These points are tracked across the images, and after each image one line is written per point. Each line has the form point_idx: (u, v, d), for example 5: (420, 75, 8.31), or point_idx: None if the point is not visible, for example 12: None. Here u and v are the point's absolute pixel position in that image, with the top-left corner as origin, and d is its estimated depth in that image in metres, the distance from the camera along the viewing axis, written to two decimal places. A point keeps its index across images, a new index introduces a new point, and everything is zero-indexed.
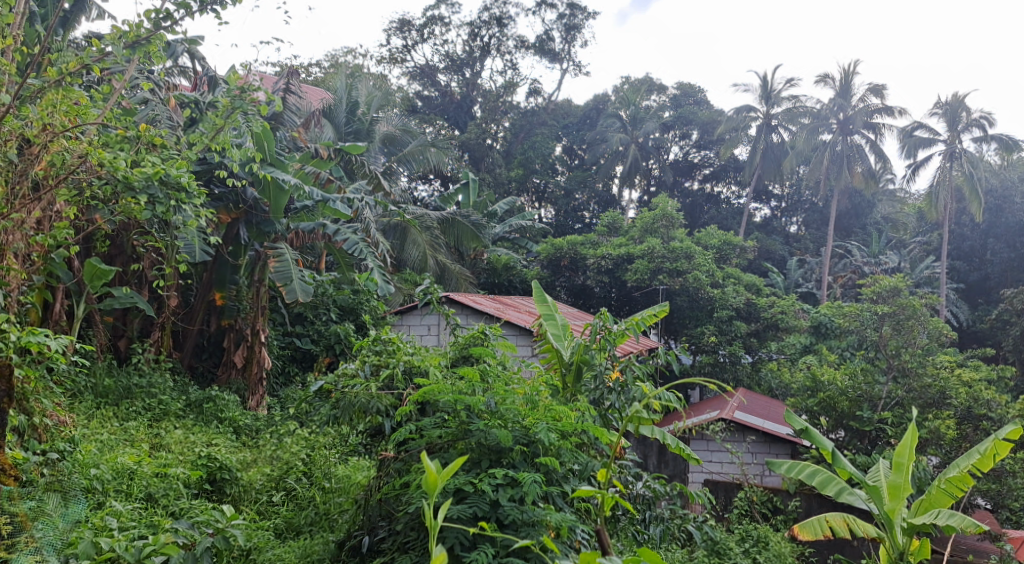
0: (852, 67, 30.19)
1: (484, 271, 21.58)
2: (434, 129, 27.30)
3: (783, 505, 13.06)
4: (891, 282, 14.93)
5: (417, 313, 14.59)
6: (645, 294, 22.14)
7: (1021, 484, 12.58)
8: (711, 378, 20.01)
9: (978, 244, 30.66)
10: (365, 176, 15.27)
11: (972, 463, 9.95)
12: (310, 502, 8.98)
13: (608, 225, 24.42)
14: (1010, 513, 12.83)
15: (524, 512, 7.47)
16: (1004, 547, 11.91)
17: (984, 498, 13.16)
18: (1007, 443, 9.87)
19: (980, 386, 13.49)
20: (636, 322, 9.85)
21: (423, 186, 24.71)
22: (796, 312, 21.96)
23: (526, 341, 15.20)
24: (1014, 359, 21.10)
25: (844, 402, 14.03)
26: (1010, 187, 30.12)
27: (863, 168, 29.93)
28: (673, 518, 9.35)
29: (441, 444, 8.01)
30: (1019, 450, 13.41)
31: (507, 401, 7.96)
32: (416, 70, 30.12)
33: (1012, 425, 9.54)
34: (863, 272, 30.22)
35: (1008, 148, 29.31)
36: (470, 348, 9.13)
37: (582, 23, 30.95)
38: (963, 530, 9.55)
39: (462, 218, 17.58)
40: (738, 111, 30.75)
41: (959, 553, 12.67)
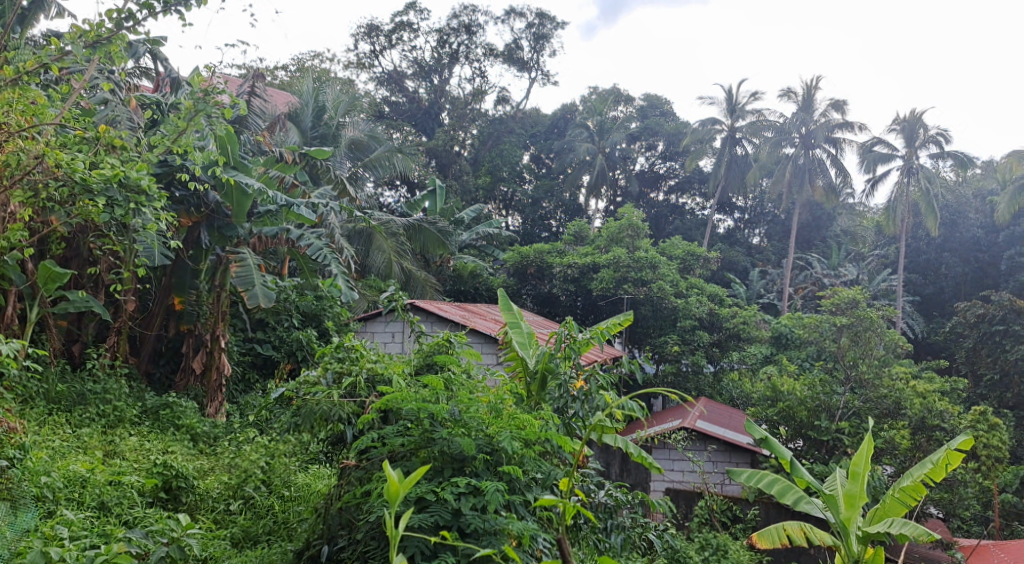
0: (815, 82, 30.49)
1: (450, 278, 21.47)
2: (401, 135, 27.20)
3: (743, 513, 13.14)
4: (849, 294, 15.13)
5: (381, 320, 14.53)
6: (609, 303, 22.21)
7: (971, 493, 12.82)
8: (674, 388, 20.07)
9: (934, 257, 31.20)
10: (330, 181, 15.13)
11: (925, 472, 10.04)
12: (268, 511, 8.88)
13: (574, 234, 24.45)
14: (961, 521, 13.05)
15: (486, 521, 7.45)
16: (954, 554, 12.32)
17: (936, 507, 13.37)
18: (960, 453, 9.88)
19: (934, 397, 13.67)
20: (601, 331, 9.81)
21: (390, 193, 24.59)
22: (758, 322, 22.09)
23: (491, 349, 15.11)
24: (967, 372, 21.50)
25: (803, 412, 14.15)
26: (964, 203, 30.81)
27: (823, 183, 30.37)
28: (634, 526, 9.21)
29: (403, 452, 8.00)
30: (970, 460, 13.65)
31: (470, 409, 7.92)
32: (383, 76, 30.00)
33: (965, 435, 9.61)
34: (823, 284, 30.57)
35: (964, 165, 29.73)
36: (434, 356, 9.05)
37: (551, 33, 31.01)
38: (916, 540, 9.73)
39: (429, 224, 17.45)
40: (703, 124, 30.99)
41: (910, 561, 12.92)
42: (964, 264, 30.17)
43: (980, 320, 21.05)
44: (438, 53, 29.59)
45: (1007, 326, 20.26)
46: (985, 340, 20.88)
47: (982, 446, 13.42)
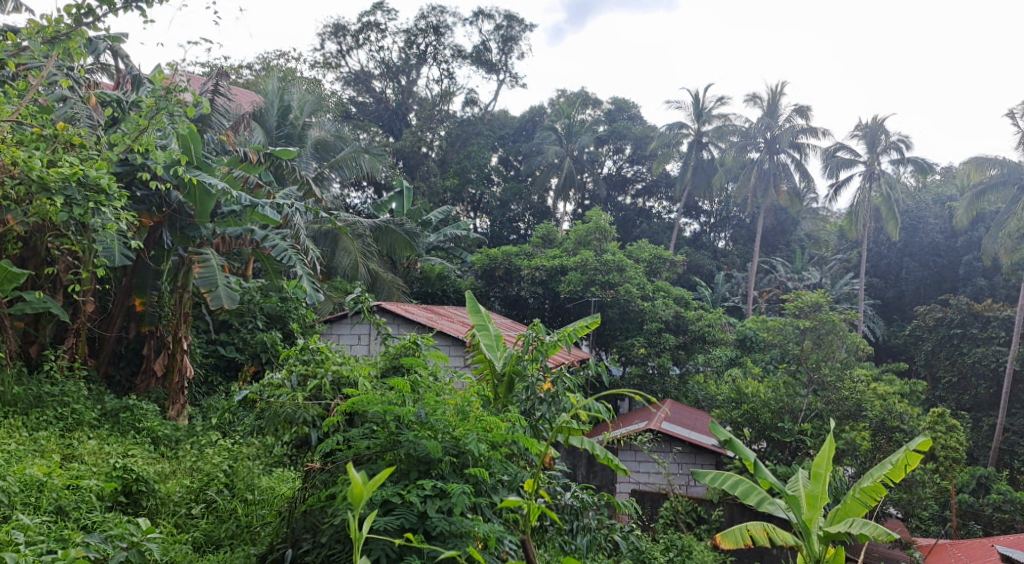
0: (779, 87, 30.72)
1: (417, 280, 21.39)
2: (368, 136, 27.02)
3: (707, 514, 13.20)
4: (812, 297, 15.24)
5: (346, 323, 14.43)
6: (577, 305, 22.29)
7: (929, 493, 13.01)
8: (640, 390, 20.13)
9: (895, 261, 31.67)
10: (296, 182, 15.00)
11: (884, 473, 10.13)
12: (231, 514, 8.75)
13: (542, 236, 24.46)
14: (919, 521, 13.25)
15: (451, 524, 7.42)
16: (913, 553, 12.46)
17: (895, 507, 13.54)
18: (918, 454, 10.04)
19: (893, 399, 14.14)
20: (568, 333, 9.79)
21: (356, 194, 24.48)
22: (724, 325, 22.24)
23: (458, 352, 15.03)
24: None
25: (766, 413, 14.22)
26: (923, 209, 31.34)
27: (788, 187, 30.69)
28: (599, 528, 9.20)
29: (369, 455, 7.92)
30: (928, 461, 13.86)
31: (437, 412, 7.89)
32: (351, 76, 29.85)
33: (923, 436, 9.71)
34: (786, 287, 30.88)
35: (924, 171, 30.09)
36: (400, 358, 8.97)
37: (519, 35, 31.01)
38: (876, 539, 9.94)
39: (396, 226, 17.33)
40: (669, 128, 31.12)
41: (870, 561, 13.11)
42: (923, 269, 30.77)
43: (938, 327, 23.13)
44: (405, 54, 29.47)
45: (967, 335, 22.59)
46: None
47: (940, 447, 13.66)
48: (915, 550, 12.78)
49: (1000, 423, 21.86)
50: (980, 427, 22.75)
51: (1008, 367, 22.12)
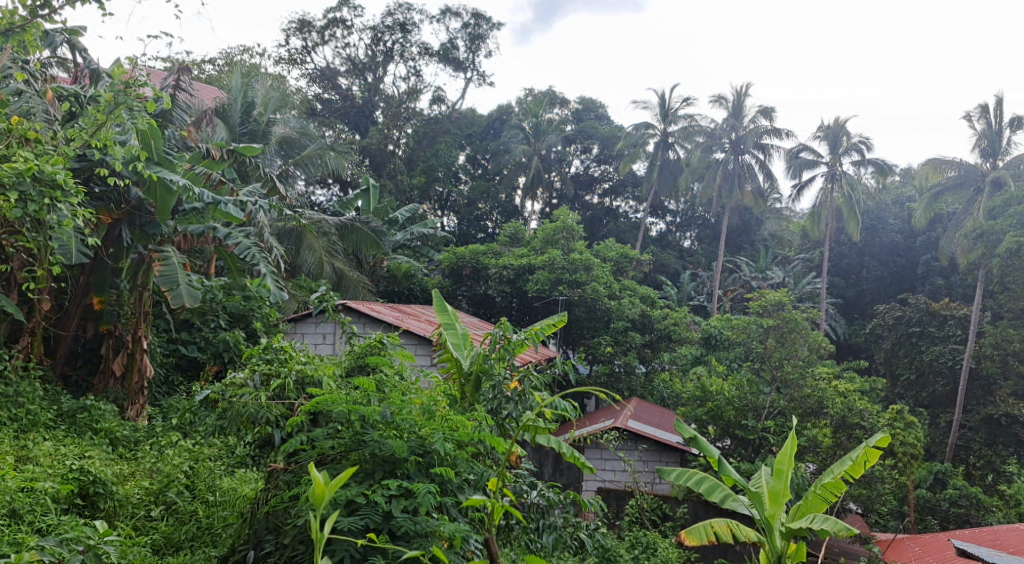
0: (744, 89, 30.91)
1: (384, 278, 21.25)
2: (334, 133, 26.70)
3: (672, 511, 13.25)
4: (775, 296, 15.30)
5: (311, 322, 14.31)
6: (544, 304, 22.31)
7: (888, 489, 13.19)
8: (607, 389, 20.19)
9: (856, 261, 32.08)
10: (260, 179, 14.85)
11: (844, 469, 10.38)
12: (191, 516, 8.61)
13: (510, 235, 24.42)
14: (878, 517, 13.44)
15: (417, 524, 7.37)
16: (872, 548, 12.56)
17: (855, 503, 13.70)
18: (876, 450, 10.34)
19: (854, 396, 14.20)
20: (535, 332, 9.76)
21: (321, 191, 24.29)
22: (689, 324, 22.34)
23: (425, 351, 14.90)
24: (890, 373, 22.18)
25: (730, 411, 14.34)
26: (884, 209, 32.04)
27: (752, 188, 30.89)
28: (565, 526, 9.17)
29: (333, 455, 7.84)
30: (887, 458, 14.07)
31: (403, 411, 7.84)
32: (316, 72, 29.58)
33: (881, 433, 10.04)
34: (750, 286, 31.15)
35: (884, 172, 30.41)
36: (366, 357, 8.87)
37: (486, 33, 30.92)
38: (836, 534, 10.08)
39: (362, 224, 17.20)
40: (636, 128, 31.21)
41: (832, 555, 13.26)
42: (883, 269, 31.27)
43: (897, 322, 24.52)
44: (372, 51, 29.28)
45: (923, 328, 24.12)
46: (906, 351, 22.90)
47: (899, 443, 13.78)
48: (873, 545, 12.95)
49: (957, 420, 22.24)
50: (938, 424, 23.13)
51: (965, 365, 22.53)
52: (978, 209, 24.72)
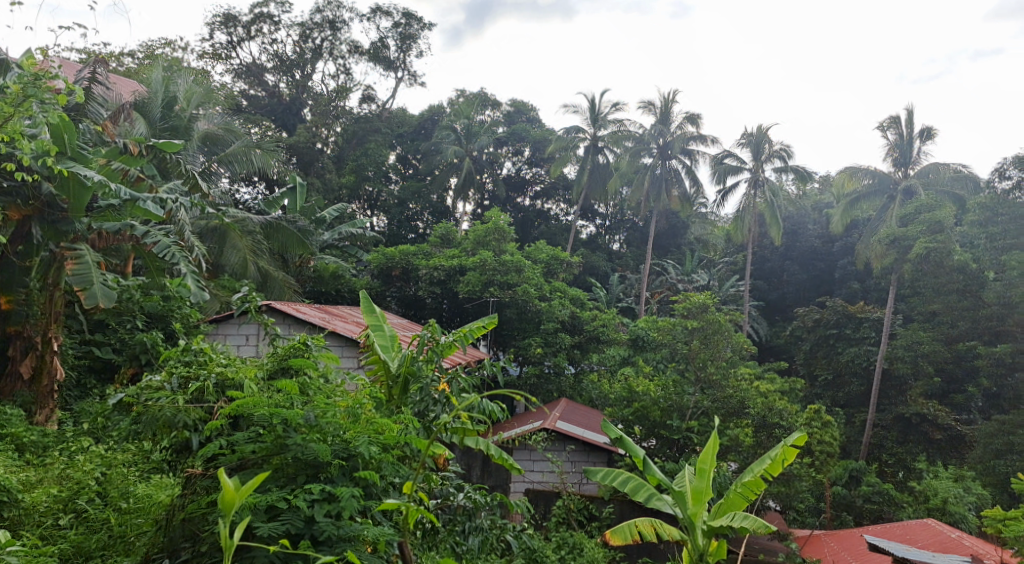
0: (672, 95, 31.22)
1: (310, 279, 20.89)
2: (260, 131, 26.10)
3: (598, 511, 13.30)
4: (700, 298, 15.46)
5: (234, 322, 13.99)
6: (475, 305, 22.26)
7: (806, 487, 13.51)
8: (536, 390, 20.23)
9: (778, 265, 32.83)
10: (180, 176, 14.34)
11: (764, 467, 10.75)
12: (103, 524, 8.30)
13: (441, 236, 24.29)
14: (796, 514, 13.76)
15: (340, 528, 7.36)
16: (790, 545, 12.80)
17: (775, 501, 13.99)
18: (793, 450, 10.80)
19: (773, 397, 14.30)
20: (464, 334, 9.74)
21: (247, 190, 23.89)
22: (617, 326, 22.55)
23: (351, 353, 14.66)
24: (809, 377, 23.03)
25: (656, 411, 14.50)
26: (803, 214, 32.89)
27: (679, 193, 31.22)
28: (492, 528, 9.07)
29: (254, 459, 7.67)
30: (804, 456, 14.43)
31: (327, 415, 7.73)
32: (242, 69, 28.97)
33: (799, 432, 10.51)
34: (677, 289, 31.64)
35: (804, 178, 30.91)
36: (289, 359, 8.58)
37: (417, 33, 30.72)
38: (755, 531, 10.26)
39: (288, 224, 16.90)
40: (567, 131, 31.30)
41: (752, 552, 13.51)
42: (804, 273, 32.07)
43: (816, 324, 25.28)
44: (300, 48, 28.84)
45: (840, 330, 25.03)
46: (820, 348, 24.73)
47: (816, 442, 14.03)
48: (793, 542, 13.19)
49: (871, 420, 22.95)
50: (853, 423, 23.81)
51: (879, 366, 23.36)
52: (890, 217, 25.46)
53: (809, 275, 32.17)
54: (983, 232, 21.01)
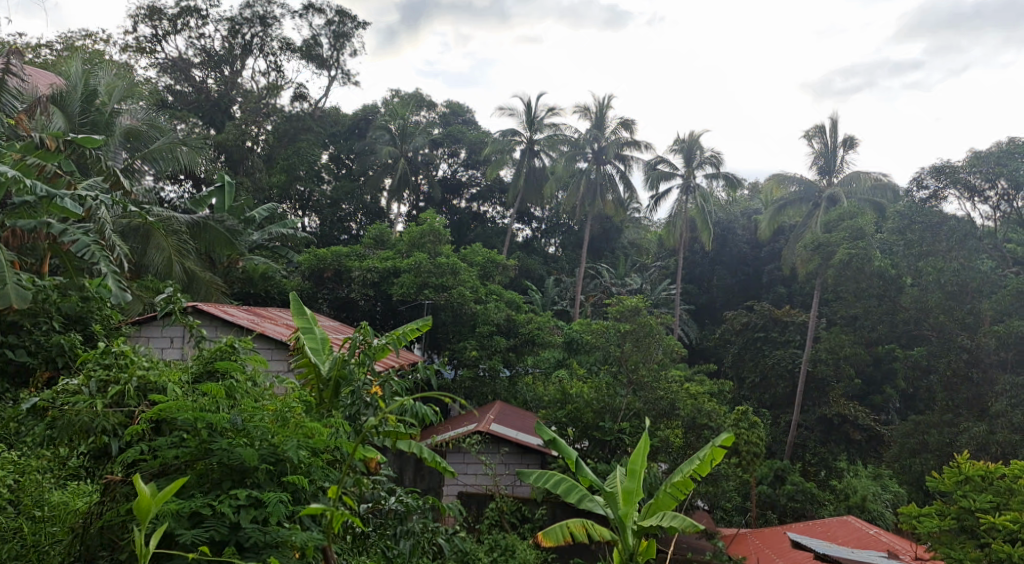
0: (607, 99, 31.33)
1: (239, 280, 20.47)
2: (187, 127, 25.45)
3: (531, 513, 13.25)
4: (633, 301, 15.53)
5: (157, 325, 13.64)
6: (409, 308, 22.10)
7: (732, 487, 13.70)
8: (471, 394, 20.15)
9: (708, 269, 33.31)
10: (101, 172, 14.02)
11: (693, 468, 10.88)
12: (15, 533, 7.94)
13: (375, 237, 24.04)
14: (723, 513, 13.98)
15: (266, 534, 7.23)
16: (717, 545, 12.96)
17: (703, 500, 14.16)
18: (721, 450, 10.94)
19: (703, 399, 14.80)
20: (396, 337, 9.61)
21: (173, 187, 23.33)
22: (551, 328, 22.59)
23: (280, 356, 14.32)
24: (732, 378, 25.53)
25: (589, 413, 14.54)
26: (733, 219, 33.28)
27: (613, 197, 31.38)
28: (424, 532, 8.94)
29: (177, 465, 7.47)
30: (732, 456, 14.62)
31: (254, 419, 7.54)
32: (167, 63, 28.15)
33: (727, 433, 10.64)
34: (610, 292, 31.92)
35: (734, 185, 31.37)
36: (215, 362, 8.38)
37: (350, 32, 30.35)
38: (683, 530, 10.35)
39: (216, 223, 16.51)
40: (503, 134, 31.25)
41: (681, 550, 13.62)
42: (733, 277, 32.62)
43: (744, 327, 25.77)
44: (229, 43, 28.26)
45: (767, 333, 25.57)
46: (748, 347, 25.71)
47: (743, 442, 14.23)
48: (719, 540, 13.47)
49: (796, 420, 23.48)
50: (778, 424, 24.28)
51: (803, 368, 23.89)
52: (815, 223, 25.94)
53: (738, 279, 32.77)
54: (902, 240, 20.83)
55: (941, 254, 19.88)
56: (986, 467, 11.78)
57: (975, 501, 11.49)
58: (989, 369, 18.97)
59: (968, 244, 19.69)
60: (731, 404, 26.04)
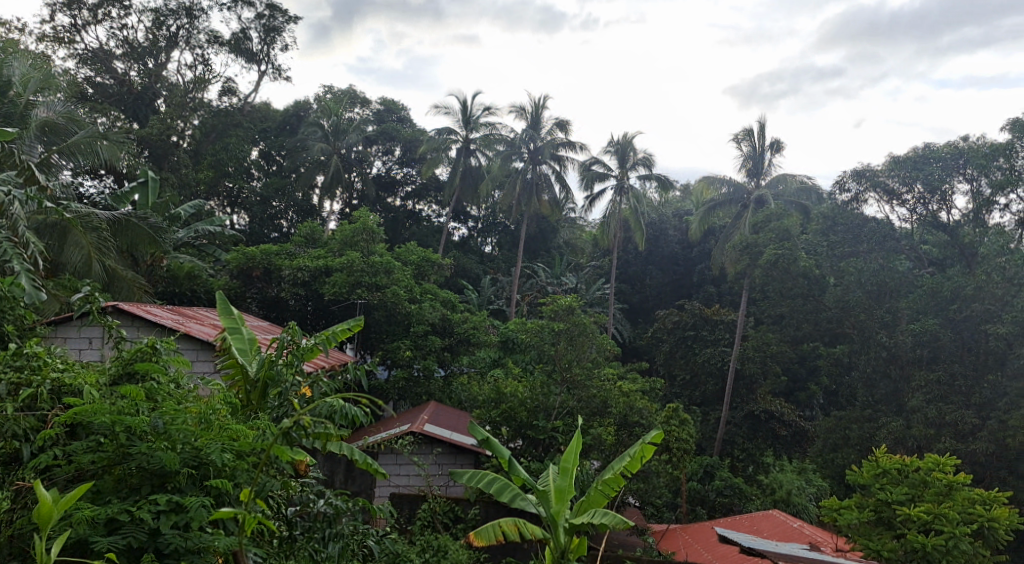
0: (542, 101, 31.33)
1: (163, 279, 19.97)
2: (108, 120, 24.69)
3: (464, 513, 13.14)
4: (567, 301, 15.55)
5: (74, 325, 13.22)
6: (342, 308, 21.82)
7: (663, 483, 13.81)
8: (405, 394, 19.95)
9: (640, 268, 33.61)
10: (14, 166, 13.65)
11: (623, 465, 10.94)
12: None
13: (307, 235, 23.65)
14: (654, 509, 14.05)
15: (187, 539, 6.99)
16: (648, 540, 13.06)
17: (633, 497, 14.25)
18: (651, 447, 11.04)
19: (634, 396, 14.89)
20: (326, 336, 9.43)
21: (93, 182, 22.66)
22: (486, 327, 22.52)
23: (205, 357, 13.92)
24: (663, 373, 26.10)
25: (523, 412, 14.49)
26: (666, 220, 33.66)
27: (549, 198, 31.47)
28: (353, 534, 8.68)
29: (93, 470, 7.20)
30: (662, 453, 14.76)
31: (177, 421, 7.28)
32: (86, 53, 27.04)
33: (656, 430, 10.74)
34: (545, 292, 32.02)
35: (666, 186, 31.58)
36: (135, 364, 8.13)
37: (281, 26, 29.78)
38: (613, 527, 10.37)
39: (138, 220, 16.03)
40: (439, 132, 30.92)
41: (612, 546, 13.67)
42: (665, 277, 33.01)
43: (676, 326, 25.98)
44: (153, 35, 27.48)
45: (697, 332, 25.89)
46: (679, 345, 25.91)
47: (674, 439, 14.47)
48: (649, 537, 13.59)
49: (724, 417, 23.85)
50: (708, 421, 24.60)
51: (732, 366, 24.26)
52: (744, 225, 26.35)
53: (670, 279, 33.18)
54: (825, 241, 21.60)
55: (862, 254, 20.64)
56: (902, 461, 12.12)
57: (892, 494, 11.77)
58: (906, 366, 19.40)
59: (887, 244, 20.57)
60: (663, 402, 26.33)
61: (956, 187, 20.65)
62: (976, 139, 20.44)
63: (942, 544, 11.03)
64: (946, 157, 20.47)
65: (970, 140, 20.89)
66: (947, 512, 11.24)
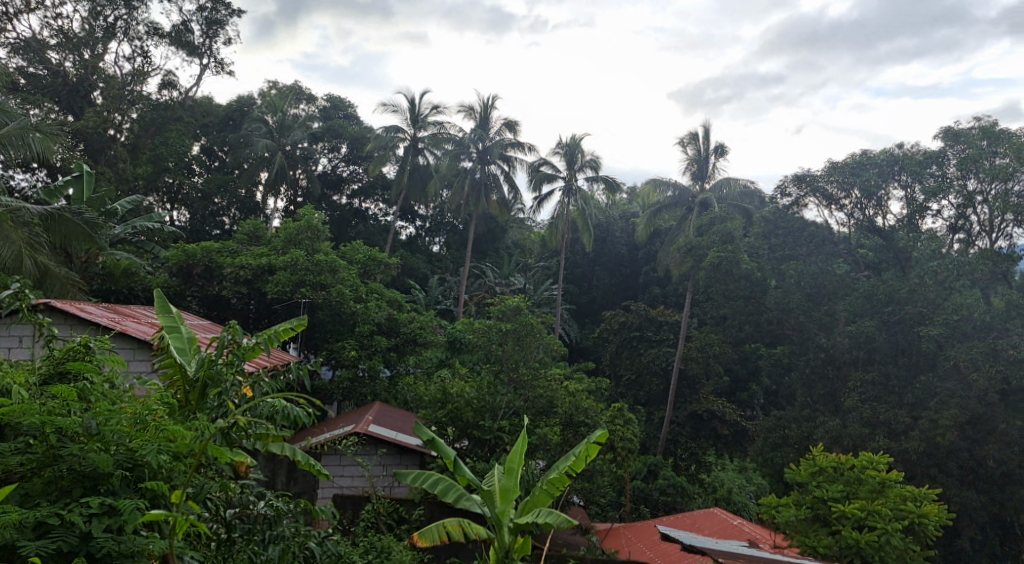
0: (490, 101, 31.28)
1: (98, 275, 19.48)
2: (41, 112, 23.99)
3: (408, 514, 12.99)
4: (514, 301, 15.50)
5: (3, 323, 12.79)
6: (285, 307, 21.48)
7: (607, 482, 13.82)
8: (350, 394, 19.73)
9: (587, 269, 33.73)
10: None
11: (568, 464, 10.92)
12: None
13: (249, 233, 23.25)
14: (598, 508, 14.05)
15: (121, 543, 6.79)
16: (592, 539, 13.06)
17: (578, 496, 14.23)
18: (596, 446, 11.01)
19: (580, 396, 14.89)
20: (268, 336, 9.22)
21: (24, 176, 22.02)
22: (433, 327, 22.37)
23: (141, 356, 13.59)
24: (609, 373, 26.25)
25: (468, 412, 14.36)
26: (612, 221, 33.84)
27: (497, 198, 31.49)
28: (295, 536, 8.40)
29: (21, 472, 6.94)
30: (607, 453, 14.78)
31: (110, 422, 7.04)
32: (19, 43, 26.18)
33: (600, 430, 10.74)
34: (493, 292, 31.95)
35: (613, 189, 31.76)
36: (68, 363, 7.84)
37: (224, 19, 29.27)
38: (557, 527, 10.37)
39: (71, 215, 15.63)
40: (386, 130, 30.61)
41: (557, 545, 13.64)
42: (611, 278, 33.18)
43: (621, 326, 26.07)
44: (89, 25, 26.81)
45: (642, 332, 26.03)
46: (625, 345, 26.02)
47: (619, 438, 14.50)
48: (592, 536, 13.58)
49: (668, 417, 24.02)
50: (653, 421, 24.76)
51: (676, 366, 24.44)
52: (688, 227, 26.60)
53: (616, 280, 33.38)
54: (767, 244, 22.09)
55: (802, 258, 21.14)
56: (838, 459, 12.33)
57: (827, 491, 11.94)
58: (843, 366, 19.75)
59: (825, 248, 21.08)
60: (609, 402, 26.42)
61: (892, 192, 21.19)
62: (911, 147, 21.21)
63: (874, 539, 11.23)
64: (882, 164, 21.08)
65: (906, 147, 21.47)
66: (878, 509, 11.46)
